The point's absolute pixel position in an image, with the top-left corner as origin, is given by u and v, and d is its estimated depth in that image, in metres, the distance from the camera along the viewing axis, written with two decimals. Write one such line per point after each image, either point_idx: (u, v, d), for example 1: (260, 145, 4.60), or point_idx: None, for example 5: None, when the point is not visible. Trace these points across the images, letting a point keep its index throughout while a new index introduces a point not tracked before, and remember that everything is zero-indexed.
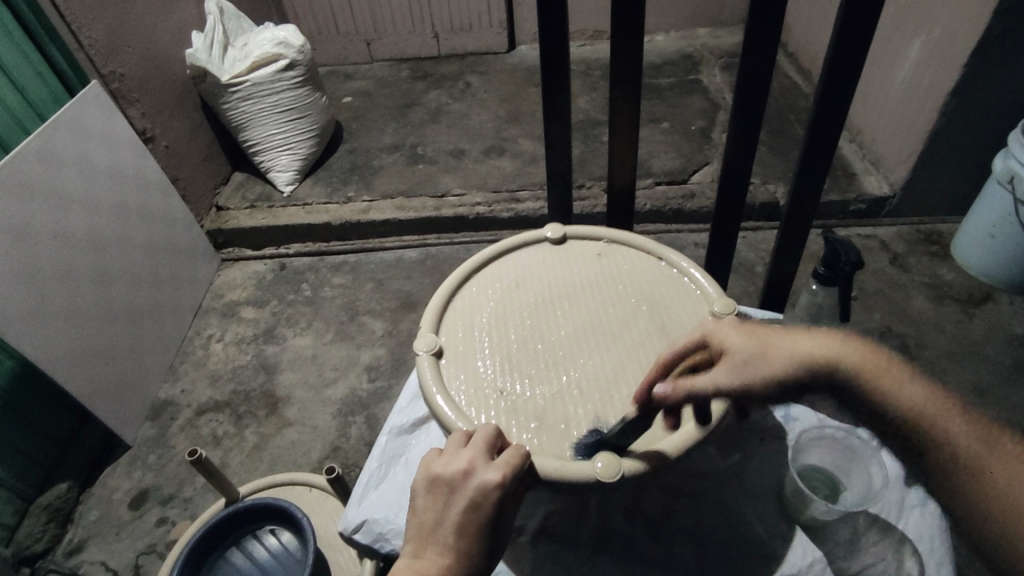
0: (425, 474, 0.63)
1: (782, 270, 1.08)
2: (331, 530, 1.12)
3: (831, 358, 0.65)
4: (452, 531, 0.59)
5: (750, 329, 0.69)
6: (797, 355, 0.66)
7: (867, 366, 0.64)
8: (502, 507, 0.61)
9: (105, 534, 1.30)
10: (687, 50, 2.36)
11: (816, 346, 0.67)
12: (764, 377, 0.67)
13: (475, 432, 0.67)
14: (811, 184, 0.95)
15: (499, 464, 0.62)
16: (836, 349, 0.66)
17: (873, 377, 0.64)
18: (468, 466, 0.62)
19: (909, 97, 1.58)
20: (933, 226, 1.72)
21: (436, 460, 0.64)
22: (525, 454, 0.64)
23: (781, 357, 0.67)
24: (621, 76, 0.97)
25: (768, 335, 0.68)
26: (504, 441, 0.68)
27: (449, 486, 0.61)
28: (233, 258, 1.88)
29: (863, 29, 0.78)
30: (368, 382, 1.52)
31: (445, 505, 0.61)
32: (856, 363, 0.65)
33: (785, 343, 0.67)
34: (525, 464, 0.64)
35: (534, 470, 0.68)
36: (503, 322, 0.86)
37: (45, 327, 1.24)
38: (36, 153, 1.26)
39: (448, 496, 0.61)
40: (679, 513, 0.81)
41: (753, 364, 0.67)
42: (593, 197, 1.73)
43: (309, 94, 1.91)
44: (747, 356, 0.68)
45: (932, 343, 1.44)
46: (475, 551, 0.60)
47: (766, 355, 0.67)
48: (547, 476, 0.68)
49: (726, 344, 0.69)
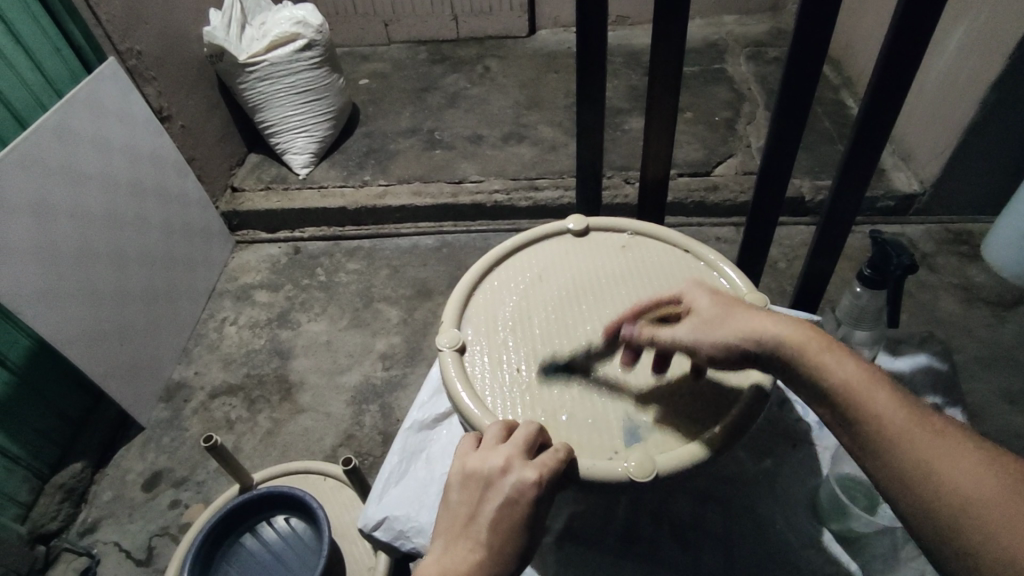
0: (460, 468, 0.63)
1: (816, 269, 1.04)
2: (346, 520, 1.11)
3: (787, 337, 0.59)
4: (485, 527, 0.58)
5: (726, 298, 0.66)
6: (760, 327, 0.61)
7: (806, 344, 0.59)
8: (544, 508, 0.60)
9: (119, 514, 1.30)
10: (713, 37, 2.30)
11: (776, 323, 0.61)
12: (715, 339, 0.63)
13: (516, 427, 0.65)
14: (853, 181, 0.91)
15: (537, 464, 0.61)
16: (802, 330, 0.60)
17: (829, 360, 0.58)
18: (506, 463, 0.60)
19: (944, 92, 1.52)
20: (964, 225, 1.67)
21: (472, 456, 0.63)
22: (565, 457, 0.62)
23: (739, 325, 0.62)
24: (659, 65, 0.93)
25: (738, 306, 0.64)
26: (547, 438, 0.66)
27: (484, 481, 0.60)
28: (247, 241, 1.87)
29: (922, 19, 0.73)
30: (382, 370, 1.51)
31: (480, 499, 0.60)
32: (798, 341, 0.59)
33: (750, 317, 0.62)
34: (564, 467, 0.63)
35: (575, 468, 0.66)
36: (527, 317, 0.83)
37: (61, 306, 1.23)
38: (53, 129, 1.24)
39: (482, 491, 0.60)
40: (707, 518, 0.79)
41: (710, 324, 0.64)
42: (615, 187, 1.70)
43: (326, 76, 1.87)
44: (710, 317, 0.64)
45: (961, 346, 1.40)
46: (508, 550, 0.58)
47: (726, 321, 0.63)
48: (585, 475, 0.66)
49: (695, 303, 0.67)
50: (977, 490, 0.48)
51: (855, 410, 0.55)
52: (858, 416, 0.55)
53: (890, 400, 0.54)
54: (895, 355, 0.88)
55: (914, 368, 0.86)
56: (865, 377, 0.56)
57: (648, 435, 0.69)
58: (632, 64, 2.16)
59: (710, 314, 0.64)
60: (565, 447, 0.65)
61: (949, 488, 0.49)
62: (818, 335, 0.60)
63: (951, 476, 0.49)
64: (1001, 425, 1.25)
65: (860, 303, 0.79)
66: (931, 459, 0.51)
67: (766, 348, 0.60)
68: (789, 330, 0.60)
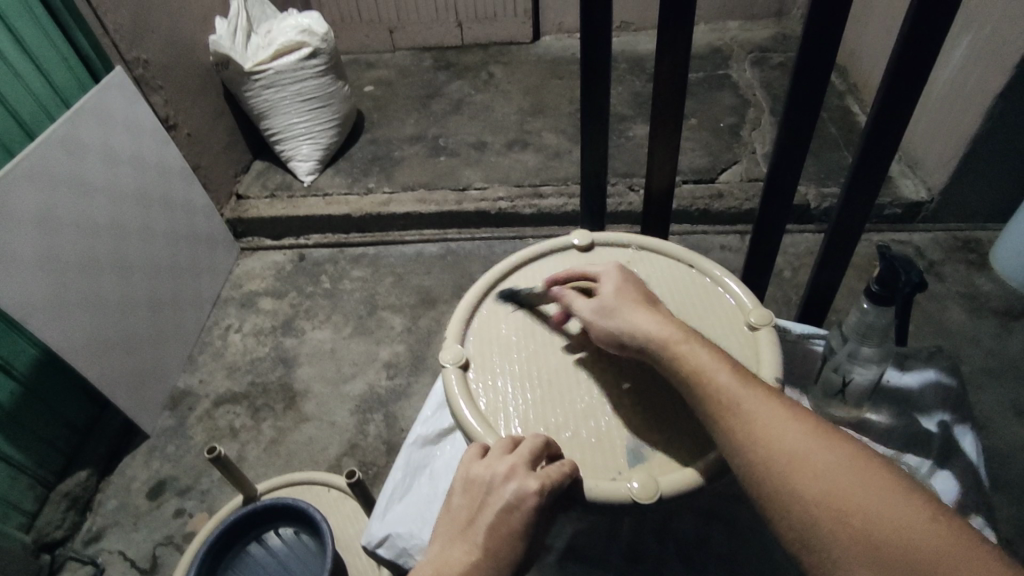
0: (464, 475, 0.63)
1: (823, 281, 1.04)
2: (349, 534, 1.11)
3: (659, 338, 0.65)
4: (483, 532, 0.58)
5: (629, 289, 0.71)
6: (642, 326, 0.67)
7: (673, 341, 0.64)
8: (544, 522, 0.60)
9: (124, 524, 1.30)
10: (718, 43, 2.29)
11: (656, 326, 0.66)
12: (604, 326, 0.69)
13: (522, 441, 0.65)
14: (862, 195, 0.91)
15: (541, 475, 0.60)
16: (670, 331, 0.66)
17: (688, 354, 0.63)
18: (509, 471, 0.61)
19: (951, 100, 1.51)
20: (971, 233, 1.66)
21: (477, 464, 0.64)
22: (570, 472, 0.62)
23: (626, 319, 0.68)
24: (665, 76, 0.93)
25: (634, 301, 0.70)
26: (553, 452, 0.66)
27: (487, 486, 0.61)
28: (251, 248, 1.87)
29: (932, 31, 0.73)
30: (386, 379, 1.50)
31: (482, 505, 0.60)
32: (663, 338, 0.65)
33: (637, 315, 0.68)
34: (569, 483, 0.62)
35: (578, 489, 0.66)
36: (530, 334, 0.83)
37: (67, 315, 1.24)
38: (60, 139, 1.24)
39: (484, 496, 0.61)
40: (713, 538, 0.79)
41: (603, 313, 0.70)
42: (620, 195, 1.69)
43: (331, 83, 1.88)
44: (608, 303, 0.70)
45: (968, 357, 1.39)
46: (507, 563, 0.57)
47: (617, 311, 0.69)
48: (593, 498, 0.66)
49: (604, 287, 0.73)
50: (825, 469, 0.52)
51: (726, 410, 0.59)
52: (729, 413, 0.59)
53: (729, 372, 0.61)
54: (903, 370, 0.90)
55: (924, 384, 0.89)
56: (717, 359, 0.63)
57: (652, 455, 0.69)
58: (636, 70, 2.16)
59: (606, 301, 0.71)
60: (569, 460, 0.65)
61: (768, 441, 0.55)
62: (688, 331, 0.66)
63: (814, 472, 0.52)
64: (1011, 437, 1.23)
65: (868, 319, 0.78)
66: (765, 429, 0.56)
67: (636, 341, 0.67)
68: (662, 332, 0.66)
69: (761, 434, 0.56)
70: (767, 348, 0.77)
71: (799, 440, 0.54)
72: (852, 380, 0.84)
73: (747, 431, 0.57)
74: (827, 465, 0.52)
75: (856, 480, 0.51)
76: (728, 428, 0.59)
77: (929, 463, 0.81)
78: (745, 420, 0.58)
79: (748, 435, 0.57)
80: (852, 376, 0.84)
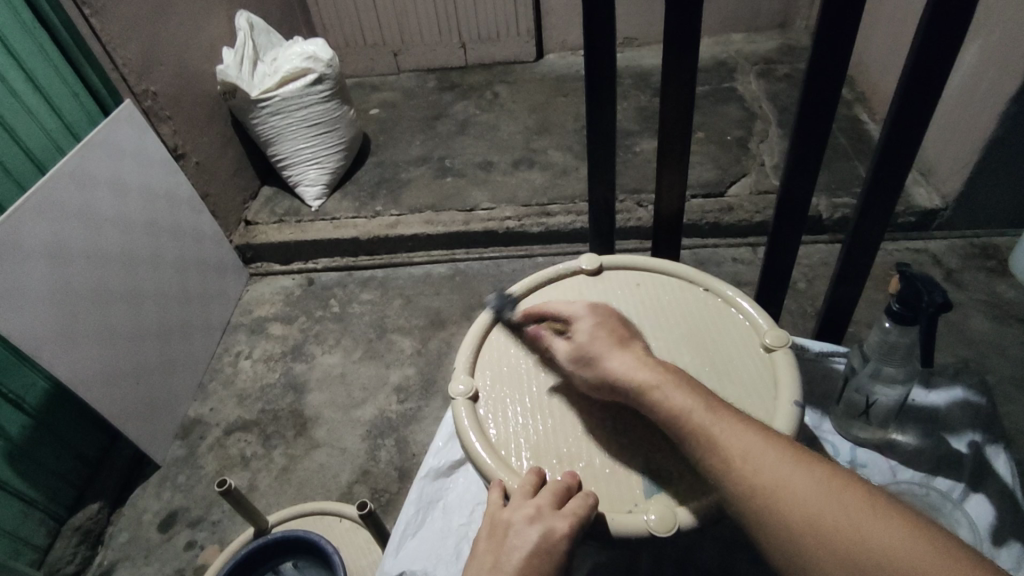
0: (489, 519, 0.63)
1: (842, 296, 1.02)
2: (361, 564, 1.09)
3: (637, 383, 0.64)
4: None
5: (601, 332, 0.70)
6: (616, 371, 0.66)
7: (654, 389, 0.63)
8: (568, 558, 0.59)
9: (135, 557, 1.29)
10: (722, 56, 2.29)
11: (628, 367, 0.66)
12: (584, 376, 0.70)
13: (545, 479, 0.65)
14: (879, 207, 0.89)
15: (567, 514, 0.60)
16: (645, 376, 0.64)
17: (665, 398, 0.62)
18: (534, 512, 0.60)
19: (961, 106, 1.49)
20: (989, 239, 1.62)
21: (502, 510, 0.63)
22: (594, 505, 0.61)
23: (602, 367, 0.68)
24: (670, 97, 0.92)
25: (604, 345, 0.69)
26: (575, 487, 0.64)
27: (512, 527, 0.60)
28: (261, 273, 1.88)
29: (946, 42, 0.71)
30: (396, 403, 1.49)
31: (508, 548, 0.59)
32: (640, 384, 0.64)
33: (614, 359, 0.67)
34: (593, 516, 0.61)
35: (601, 523, 0.64)
36: (541, 361, 0.81)
37: (76, 347, 1.23)
38: (71, 174, 1.26)
39: (508, 537, 0.59)
40: (737, 569, 0.78)
41: (580, 362, 0.70)
42: (628, 211, 1.68)
43: (337, 108, 1.89)
44: (583, 350, 0.70)
45: (993, 367, 1.35)
46: None
47: (594, 360, 0.69)
48: (619, 532, 0.64)
49: (576, 333, 0.72)
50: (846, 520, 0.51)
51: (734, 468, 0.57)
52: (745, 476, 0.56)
53: (732, 426, 0.59)
54: (929, 389, 0.88)
55: (950, 402, 0.86)
56: (723, 413, 0.61)
57: (669, 485, 0.67)
58: (641, 85, 2.16)
59: (579, 351, 0.70)
60: (590, 492, 0.64)
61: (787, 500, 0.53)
62: (658, 373, 0.64)
63: (829, 523, 0.51)
64: None
65: (891, 339, 0.76)
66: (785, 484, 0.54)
67: (617, 390, 0.66)
68: (636, 372, 0.65)
69: (778, 488, 0.54)
70: (785, 369, 0.75)
71: (822, 495, 0.52)
72: (877, 401, 0.82)
73: (757, 490, 0.55)
74: (837, 510, 0.51)
75: (871, 517, 0.50)
76: (752, 501, 0.55)
77: (961, 485, 0.80)
78: (761, 480, 0.55)
79: (745, 473, 0.56)
80: (875, 396, 0.82)
